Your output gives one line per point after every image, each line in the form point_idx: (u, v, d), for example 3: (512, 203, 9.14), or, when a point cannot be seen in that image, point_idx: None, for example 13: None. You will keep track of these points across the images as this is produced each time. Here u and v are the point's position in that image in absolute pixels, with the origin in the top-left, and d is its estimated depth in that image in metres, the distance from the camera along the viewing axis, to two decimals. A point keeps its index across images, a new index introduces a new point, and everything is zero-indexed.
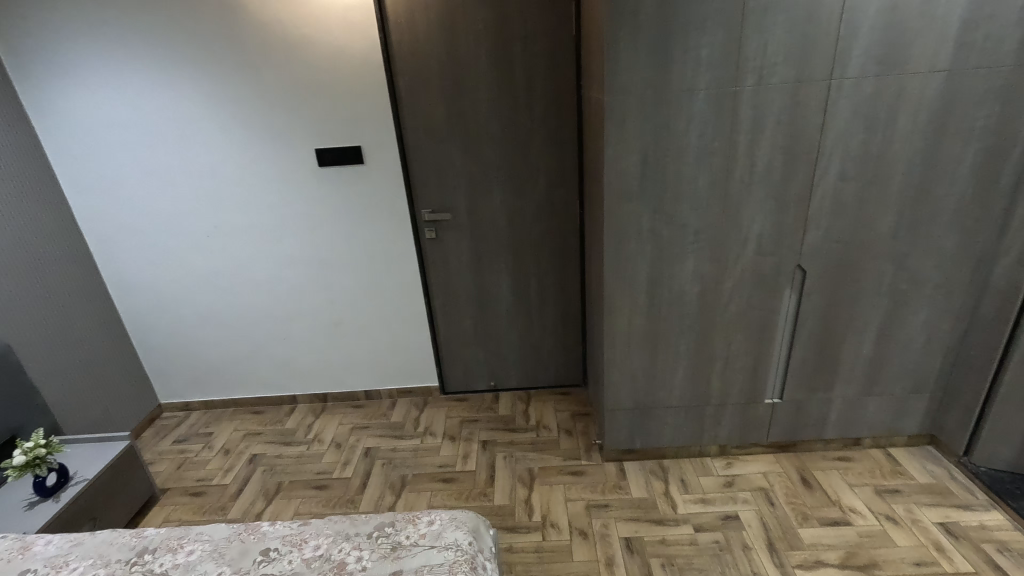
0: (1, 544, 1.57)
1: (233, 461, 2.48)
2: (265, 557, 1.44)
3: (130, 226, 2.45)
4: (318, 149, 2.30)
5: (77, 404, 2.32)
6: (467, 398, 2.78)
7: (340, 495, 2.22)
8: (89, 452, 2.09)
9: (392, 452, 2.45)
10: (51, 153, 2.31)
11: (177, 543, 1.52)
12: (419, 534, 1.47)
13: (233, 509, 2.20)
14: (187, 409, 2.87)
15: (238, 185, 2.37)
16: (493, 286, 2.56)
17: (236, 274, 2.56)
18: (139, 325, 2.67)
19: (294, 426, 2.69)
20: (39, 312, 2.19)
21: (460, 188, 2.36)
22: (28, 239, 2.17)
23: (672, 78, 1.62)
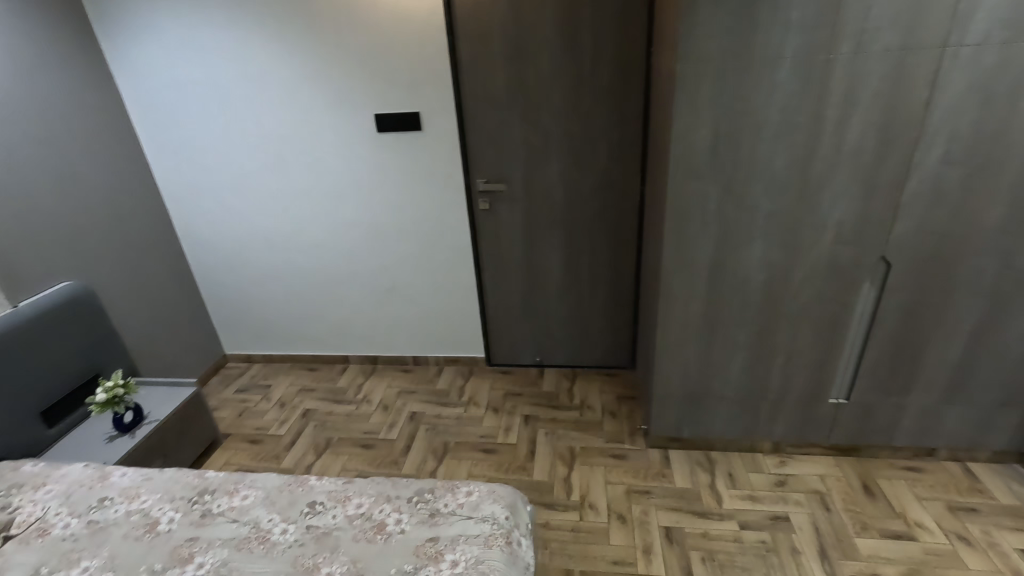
0: (84, 471, 1.74)
1: (288, 413, 2.62)
2: (312, 510, 1.52)
3: (202, 184, 2.57)
4: (378, 115, 2.29)
5: (152, 349, 2.51)
6: (512, 371, 2.79)
7: (385, 455, 2.30)
8: (161, 394, 2.26)
9: (436, 419, 2.49)
10: (134, 111, 2.44)
11: (233, 487, 1.63)
12: (456, 503, 1.50)
13: (286, 458, 2.32)
14: (249, 360, 3.05)
15: (301, 148, 2.42)
16: (545, 260, 2.51)
17: (296, 236, 2.64)
18: (208, 279, 2.83)
19: (345, 385, 2.79)
20: (122, 264, 2.36)
21: (517, 158, 2.30)
22: (114, 194, 2.33)
23: (756, 44, 1.47)
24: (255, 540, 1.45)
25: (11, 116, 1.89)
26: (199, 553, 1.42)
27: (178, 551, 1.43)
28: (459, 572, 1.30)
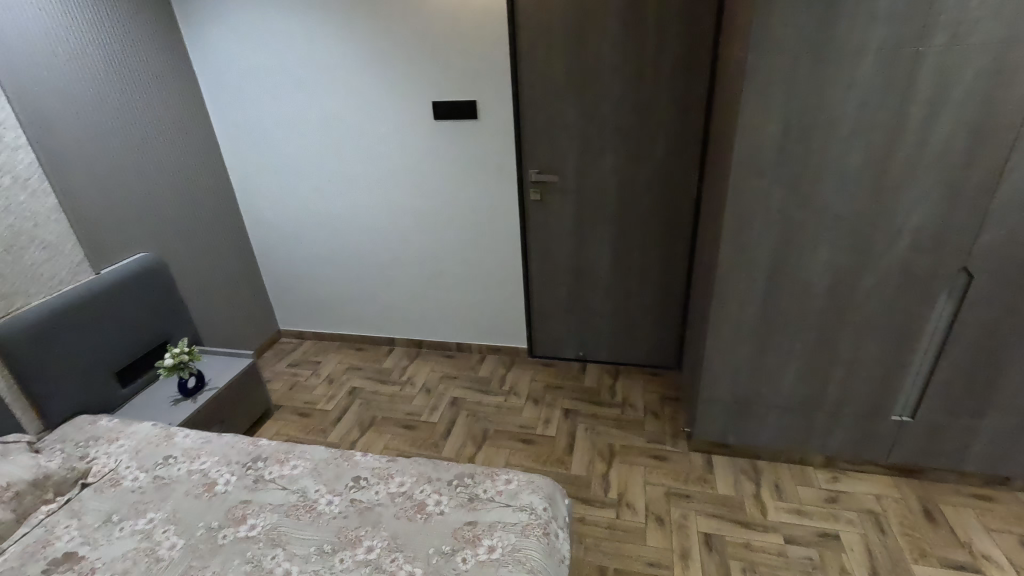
0: (151, 429, 1.87)
1: (335, 390, 2.72)
2: (356, 484, 1.58)
3: (266, 166, 2.69)
4: (436, 103, 2.32)
5: (215, 320, 2.66)
6: (554, 364, 2.78)
7: (425, 437, 2.35)
8: (221, 364, 2.39)
9: (477, 405, 2.52)
10: (207, 93, 2.57)
11: (284, 456, 1.71)
12: (496, 490, 1.52)
13: (332, 433, 2.41)
14: (301, 337, 3.18)
15: (359, 133, 2.48)
16: (594, 254, 2.48)
17: (350, 218, 2.72)
18: (267, 257, 2.97)
19: (390, 367, 2.87)
20: (192, 238, 2.51)
21: (572, 150, 2.28)
22: (186, 172, 2.47)
23: (836, 35, 1.39)
24: (303, 508, 1.51)
25: (101, 98, 2.04)
26: (251, 515, 1.50)
27: (233, 512, 1.52)
28: (495, 558, 1.32)
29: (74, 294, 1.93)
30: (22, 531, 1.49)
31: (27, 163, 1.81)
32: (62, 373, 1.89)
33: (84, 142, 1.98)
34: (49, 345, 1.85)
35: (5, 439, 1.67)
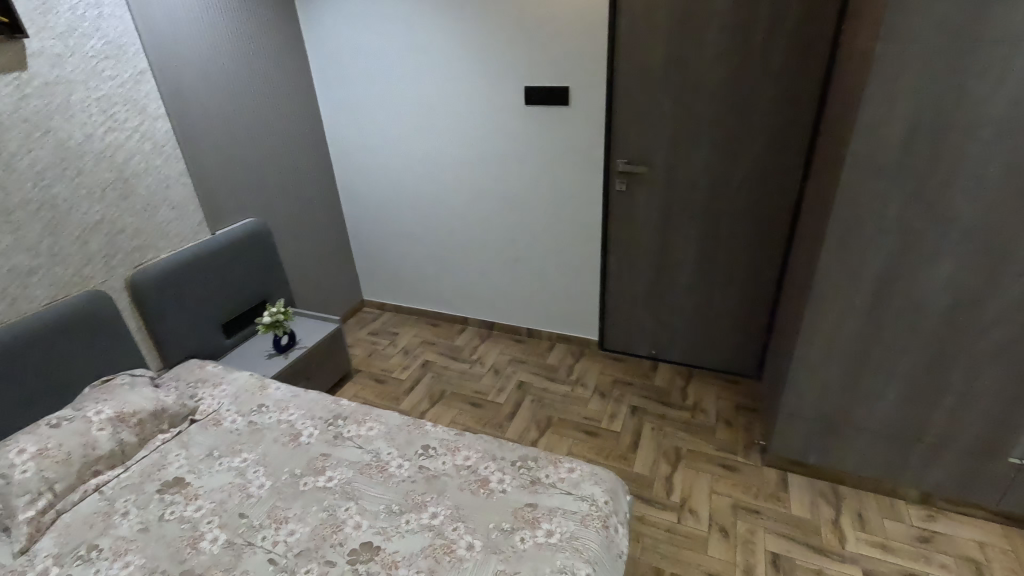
0: (249, 378, 2.06)
1: (410, 361, 2.85)
2: (425, 452, 1.66)
3: (363, 143, 2.83)
4: (528, 88, 2.32)
5: (308, 285, 2.86)
6: (624, 359, 2.73)
7: (490, 416, 2.41)
8: (311, 326, 2.58)
9: (543, 391, 2.54)
10: (315, 72, 2.73)
11: (362, 418, 1.82)
12: (558, 477, 1.54)
13: (404, 401, 2.54)
14: (382, 308, 3.35)
15: (451, 115, 2.54)
16: (677, 250, 2.39)
17: (436, 198, 2.81)
18: (357, 230, 3.14)
19: (462, 345, 2.96)
20: (294, 208, 2.70)
21: (664, 141, 2.19)
22: (293, 146, 2.66)
23: (987, 24, 1.22)
24: (375, 468, 1.61)
25: (227, 75, 2.24)
26: (330, 468, 1.62)
27: (314, 462, 1.65)
28: (553, 543, 1.33)
29: (192, 252, 2.16)
30: (142, 453, 1.71)
31: (164, 132, 2.04)
32: (179, 320, 2.12)
33: (210, 114, 2.19)
34: (170, 294, 2.08)
35: (133, 372, 1.92)
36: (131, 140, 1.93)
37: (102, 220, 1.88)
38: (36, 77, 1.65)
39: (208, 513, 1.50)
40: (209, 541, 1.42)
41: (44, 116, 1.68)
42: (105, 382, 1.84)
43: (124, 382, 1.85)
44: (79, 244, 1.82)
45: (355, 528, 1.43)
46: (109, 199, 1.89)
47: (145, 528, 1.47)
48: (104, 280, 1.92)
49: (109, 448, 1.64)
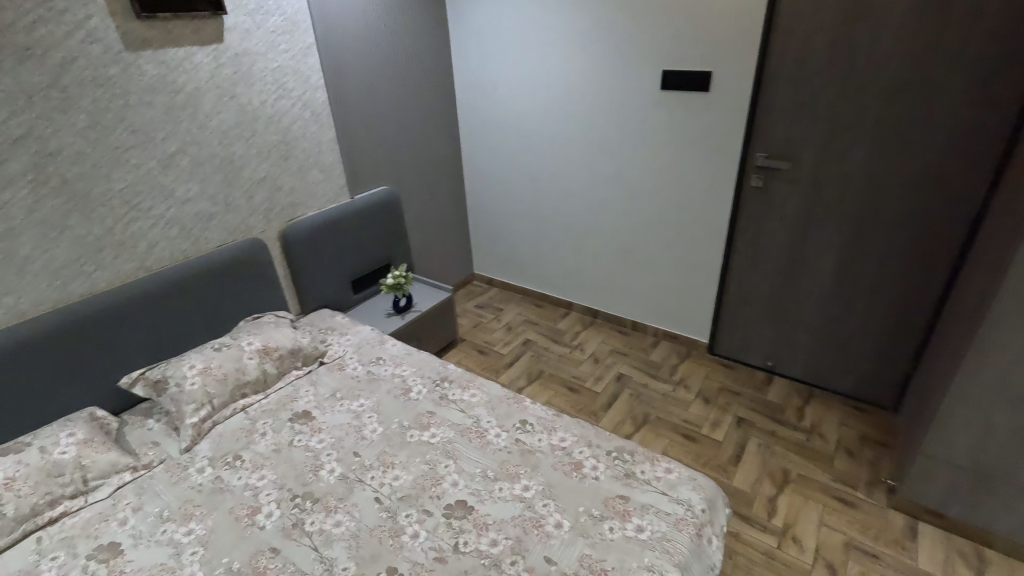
0: (370, 333, 2.25)
1: (512, 337, 2.92)
2: (522, 427, 1.70)
3: (492, 122, 2.91)
4: (666, 72, 2.22)
5: (427, 254, 3.04)
6: (735, 367, 2.57)
7: (586, 403, 2.41)
8: (426, 292, 2.74)
9: (642, 387, 2.48)
10: (455, 50, 2.84)
11: (466, 384, 1.92)
12: (654, 475, 1.50)
13: (503, 375, 2.62)
14: (490, 284, 3.46)
15: (582, 96, 2.51)
16: (813, 257, 2.18)
17: (556, 180, 2.82)
18: (475, 206, 3.25)
19: (564, 329, 2.97)
20: (422, 180, 2.87)
21: (815, 135, 1.99)
22: (427, 121, 2.81)
23: None
24: (475, 433, 1.69)
25: (379, 51, 2.41)
26: (434, 425, 1.73)
27: (420, 418, 1.77)
28: (643, 539, 1.31)
29: (334, 212, 2.39)
30: (279, 384, 1.95)
31: (322, 101, 2.25)
32: (317, 272, 2.37)
33: (361, 88, 2.38)
34: (313, 248, 2.33)
35: (278, 313, 2.18)
36: (295, 108, 2.17)
37: (267, 177, 2.14)
38: (229, 48, 1.91)
39: (328, 446, 1.68)
40: (327, 471, 1.60)
41: (232, 83, 1.94)
42: (256, 318, 2.11)
43: (271, 321, 2.11)
44: (247, 197, 2.10)
45: (452, 485, 1.52)
46: (273, 159, 2.14)
47: (277, 448, 1.69)
48: (263, 230, 2.19)
49: (255, 376, 1.90)
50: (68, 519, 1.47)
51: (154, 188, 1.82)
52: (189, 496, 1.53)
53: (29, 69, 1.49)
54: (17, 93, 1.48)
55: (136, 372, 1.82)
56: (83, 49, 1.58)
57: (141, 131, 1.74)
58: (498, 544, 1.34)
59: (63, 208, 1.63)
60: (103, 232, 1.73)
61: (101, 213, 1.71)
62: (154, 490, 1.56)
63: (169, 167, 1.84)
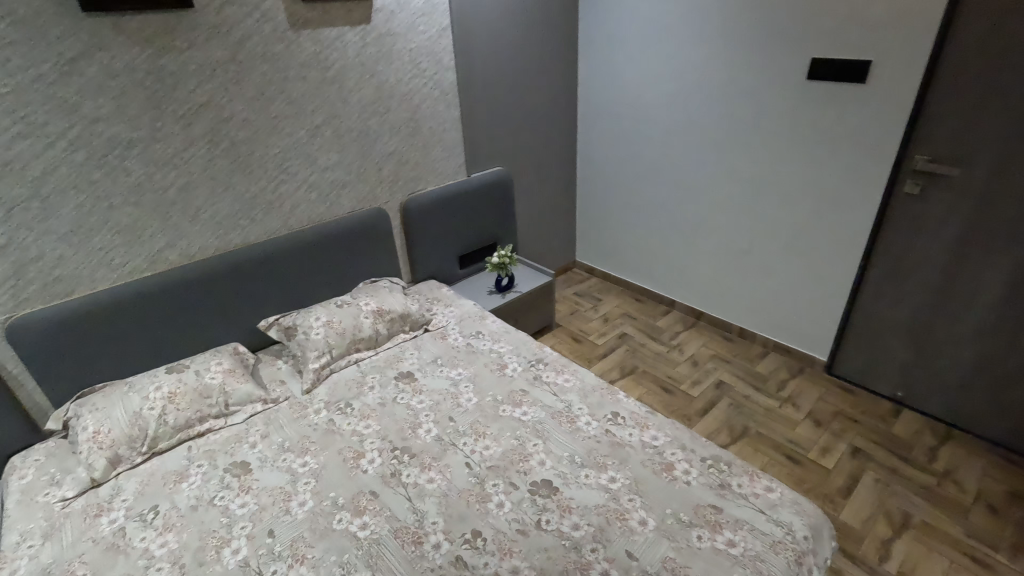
0: (472, 308, 2.34)
1: (608, 329, 2.89)
2: (613, 419, 1.69)
3: (612, 108, 2.85)
4: (816, 60, 2.02)
5: (531, 237, 3.08)
6: (855, 392, 2.33)
7: (680, 406, 2.32)
8: (528, 274, 2.79)
9: (744, 398, 2.34)
10: (582, 33, 2.81)
11: (561, 368, 1.93)
12: (752, 491, 1.42)
13: (596, 365, 2.61)
14: (590, 273, 3.43)
15: (714, 84, 2.37)
16: (974, 280, 1.89)
17: (674, 172, 2.70)
18: (585, 194, 3.22)
19: (663, 327, 2.87)
20: (536, 164, 2.90)
21: (996, 139, 1.72)
22: (547, 105, 2.82)
23: None
24: (565, 418, 1.71)
25: (508, 33, 2.45)
26: (527, 404, 1.78)
27: (514, 395, 1.82)
28: (734, 554, 1.25)
29: (450, 189, 2.49)
30: (388, 345, 2.10)
31: (451, 81, 2.35)
32: (429, 244, 2.51)
33: (488, 69, 2.44)
34: (428, 222, 2.46)
35: (392, 280, 2.34)
36: (427, 87, 2.28)
37: (395, 152, 2.29)
38: (375, 28, 2.05)
39: (427, 408, 1.79)
40: (424, 431, 1.70)
41: (374, 62, 2.09)
42: (373, 282, 2.28)
43: (386, 286, 2.28)
44: (376, 168, 2.26)
45: (539, 464, 1.55)
46: (402, 134, 2.28)
47: (383, 403, 1.83)
48: (386, 201, 2.35)
49: (368, 334, 2.06)
50: (212, 435, 1.71)
51: (301, 155, 2.02)
52: (306, 433, 1.72)
53: (216, 44, 1.72)
54: (205, 65, 1.72)
55: (273, 317, 2.07)
56: (257, 27, 1.78)
57: (296, 103, 1.94)
58: (580, 529, 1.35)
59: (230, 167, 1.87)
60: (258, 191, 1.96)
61: (258, 175, 1.94)
62: (278, 422, 1.76)
63: (315, 136, 2.03)
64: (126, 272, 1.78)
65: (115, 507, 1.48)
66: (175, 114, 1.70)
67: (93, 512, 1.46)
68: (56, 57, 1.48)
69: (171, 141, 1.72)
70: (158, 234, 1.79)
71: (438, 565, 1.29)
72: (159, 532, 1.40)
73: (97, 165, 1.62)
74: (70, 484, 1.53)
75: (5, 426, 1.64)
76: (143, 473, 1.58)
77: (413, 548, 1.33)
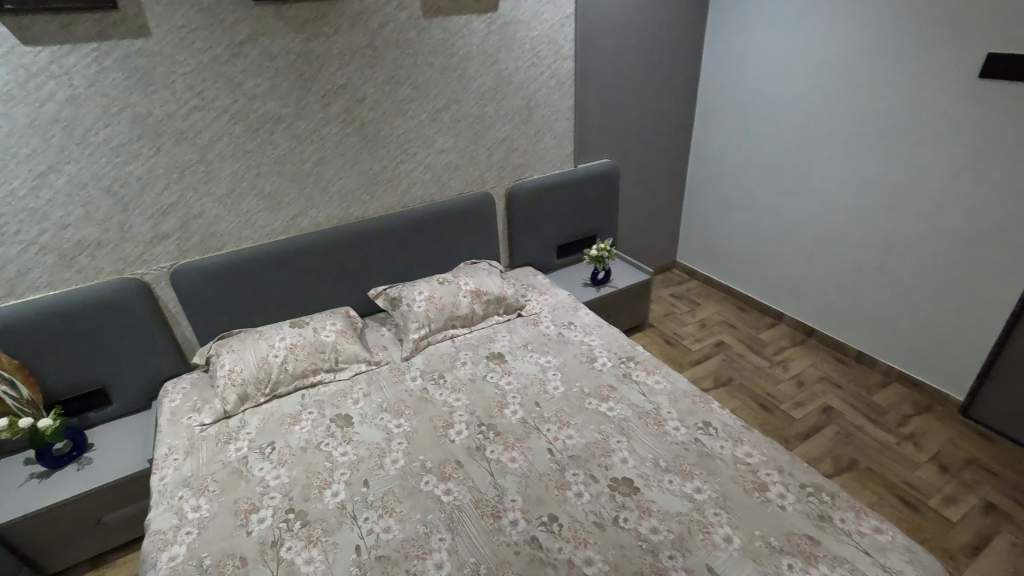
0: (566, 298, 2.35)
1: (705, 335, 2.76)
2: (704, 428, 1.62)
3: (737, 104, 2.69)
4: (990, 57, 1.76)
5: (632, 232, 3.01)
6: (995, 440, 2.04)
7: (778, 426, 2.17)
8: (625, 270, 2.73)
9: (855, 428, 2.14)
10: (712, 23, 2.67)
11: (652, 369, 1.89)
12: (858, 528, 1.30)
13: (688, 370, 2.51)
14: (691, 276, 3.29)
15: (859, 81, 2.15)
16: None
17: (799, 175, 2.50)
18: (694, 192, 3.08)
19: (767, 340, 2.69)
20: (645, 158, 2.81)
21: None
22: (664, 97, 2.71)
23: None
24: (652, 419, 1.67)
25: (632, 23, 2.38)
26: (613, 399, 1.76)
27: (601, 389, 1.81)
28: None
29: (556, 179, 2.51)
30: (482, 325, 2.18)
31: (568, 70, 2.35)
32: (530, 232, 2.54)
33: (607, 59, 2.40)
34: (531, 209, 2.50)
35: (491, 263, 2.41)
36: (544, 75, 2.30)
37: (506, 138, 2.34)
38: (500, 17, 2.10)
39: (515, 390, 1.84)
40: (510, 411, 1.75)
41: (496, 49, 2.14)
42: (474, 263, 2.37)
43: (485, 267, 2.35)
44: (488, 153, 2.33)
45: (622, 461, 1.53)
46: (515, 122, 2.33)
47: (473, 379, 1.90)
48: (494, 186, 2.42)
49: (465, 312, 2.15)
50: (322, 386, 1.90)
51: (420, 137, 2.14)
52: (402, 397, 1.84)
53: (357, 31, 1.86)
54: (346, 50, 1.87)
55: (382, 287, 2.23)
56: (394, 15, 1.90)
57: (421, 87, 2.05)
58: (659, 533, 1.32)
59: (358, 145, 2.02)
60: (380, 168, 2.11)
61: (381, 153, 2.08)
62: (378, 384, 1.90)
63: (434, 120, 2.14)
64: (265, 234, 2.00)
65: (241, 437, 1.69)
66: (318, 94, 1.88)
67: (223, 439, 1.68)
68: (228, 40, 1.69)
69: (312, 118, 1.90)
70: (294, 202, 2.00)
71: (514, 542, 1.33)
72: (274, 465, 1.58)
73: (252, 137, 1.83)
74: (208, 413, 1.78)
75: (162, 356, 1.94)
76: (264, 412, 1.78)
77: (491, 521, 1.39)
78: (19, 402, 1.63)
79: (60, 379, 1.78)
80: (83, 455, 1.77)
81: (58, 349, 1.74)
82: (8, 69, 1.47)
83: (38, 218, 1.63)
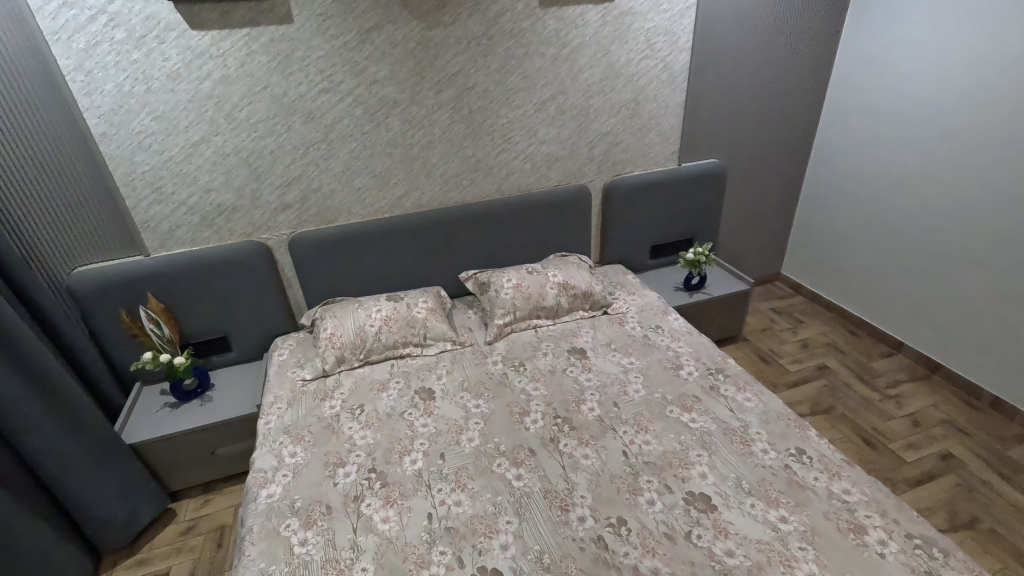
0: (655, 301, 2.28)
1: (806, 356, 2.54)
2: (797, 455, 1.50)
3: (869, 110, 2.44)
4: None
5: (734, 238, 2.83)
6: None
7: (884, 466, 1.96)
8: (722, 278, 2.59)
9: (981, 484, 1.87)
10: (851, 22, 2.43)
11: (744, 385, 1.78)
12: None
13: (783, 391, 2.33)
14: (796, 291, 3.04)
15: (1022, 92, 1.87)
16: None
17: (935, 193, 2.23)
18: (809, 202, 2.84)
19: (880, 370, 2.42)
20: (758, 160, 2.63)
21: None
22: (787, 96, 2.51)
23: None
24: (739, 438, 1.57)
25: (759, 16, 2.23)
26: (697, 411, 1.68)
27: (685, 399, 1.73)
28: None
29: (657, 176, 2.42)
30: (567, 318, 2.18)
31: (682, 64, 2.25)
32: (624, 228, 2.49)
33: (725, 55, 2.27)
34: (629, 206, 2.44)
35: (582, 257, 2.39)
36: (656, 69, 2.22)
37: (610, 132, 2.29)
38: (617, 7, 2.05)
39: (594, 387, 1.82)
40: (587, 408, 1.73)
41: (609, 40, 2.10)
42: (564, 256, 2.36)
43: (575, 261, 2.33)
44: (589, 147, 2.30)
45: (700, 476, 1.46)
46: (621, 116, 2.27)
47: (552, 371, 1.91)
48: (592, 179, 2.38)
49: (551, 304, 2.15)
50: (410, 359, 2.00)
51: (524, 128, 2.16)
52: (482, 379, 1.89)
53: (475, 20, 1.91)
54: (462, 39, 1.92)
55: (472, 271, 2.30)
56: (512, 4, 1.93)
57: (530, 77, 2.07)
58: (734, 557, 1.25)
59: (464, 133, 2.09)
60: (482, 156, 2.16)
61: (485, 141, 2.13)
62: (461, 363, 1.97)
63: (540, 110, 2.15)
64: (373, 212, 2.14)
65: (335, 396, 1.83)
66: (432, 81, 1.96)
67: (320, 395, 1.84)
68: (358, 28, 1.81)
69: (424, 104, 1.99)
70: (400, 182, 2.11)
71: (580, 538, 1.33)
72: (362, 426, 1.70)
73: (371, 121, 1.96)
74: (309, 369, 1.95)
75: (276, 314, 2.15)
76: (357, 375, 1.92)
77: (559, 513, 1.39)
78: (162, 339, 1.90)
79: (194, 324, 2.03)
80: (206, 392, 2.02)
81: (194, 298, 1.99)
82: (178, 50, 1.68)
83: (189, 181, 1.86)
